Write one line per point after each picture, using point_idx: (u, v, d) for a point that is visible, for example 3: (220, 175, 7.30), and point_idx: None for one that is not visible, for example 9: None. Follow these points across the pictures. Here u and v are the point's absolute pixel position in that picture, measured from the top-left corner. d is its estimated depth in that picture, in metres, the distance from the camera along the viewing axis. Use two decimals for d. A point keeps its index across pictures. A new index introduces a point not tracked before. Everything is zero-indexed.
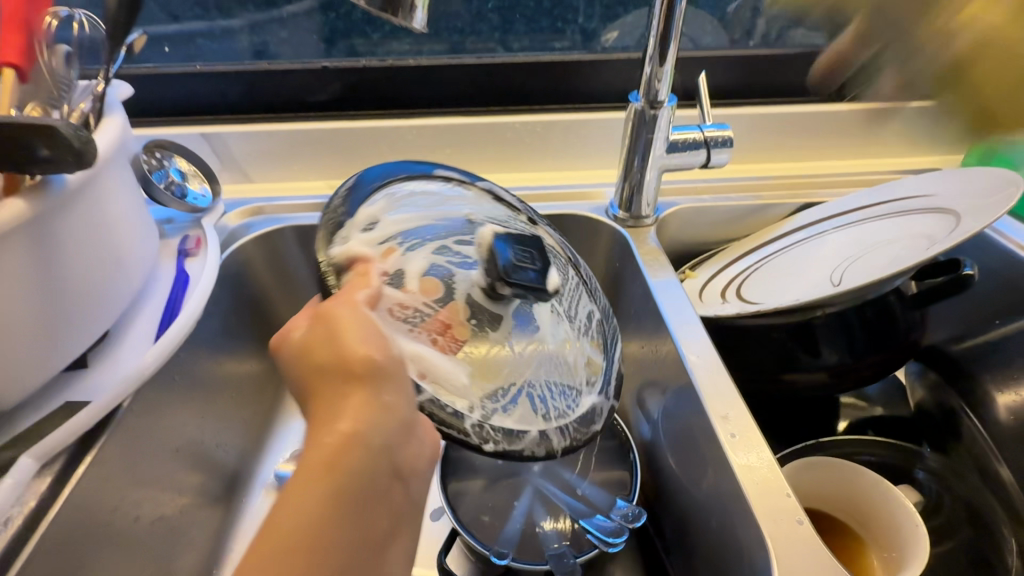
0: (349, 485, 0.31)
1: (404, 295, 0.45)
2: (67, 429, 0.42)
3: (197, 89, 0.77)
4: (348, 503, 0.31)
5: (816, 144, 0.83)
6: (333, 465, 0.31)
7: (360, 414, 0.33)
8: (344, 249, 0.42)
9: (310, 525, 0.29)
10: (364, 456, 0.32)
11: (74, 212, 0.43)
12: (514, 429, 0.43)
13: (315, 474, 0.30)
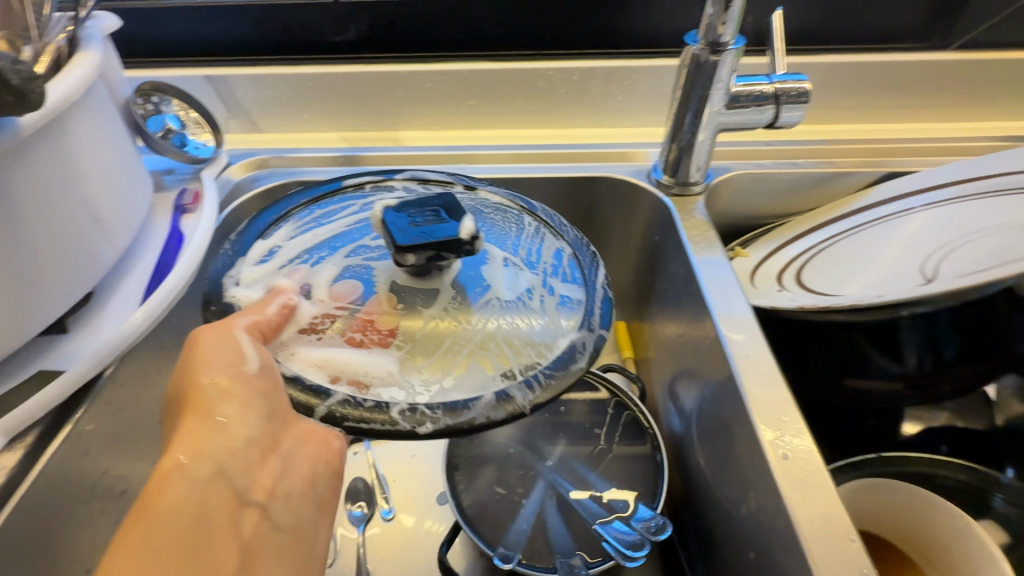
0: (174, 524, 0.30)
1: (314, 305, 0.41)
2: (35, 403, 0.38)
3: (201, 25, 0.70)
4: (174, 543, 0.30)
5: (904, 103, 0.70)
6: (150, 501, 0.31)
7: (195, 442, 0.33)
8: (235, 291, 0.41)
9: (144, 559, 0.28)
10: (193, 485, 0.32)
11: (26, 160, 0.38)
12: (459, 401, 0.35)
13: (141, 513, 0.30)
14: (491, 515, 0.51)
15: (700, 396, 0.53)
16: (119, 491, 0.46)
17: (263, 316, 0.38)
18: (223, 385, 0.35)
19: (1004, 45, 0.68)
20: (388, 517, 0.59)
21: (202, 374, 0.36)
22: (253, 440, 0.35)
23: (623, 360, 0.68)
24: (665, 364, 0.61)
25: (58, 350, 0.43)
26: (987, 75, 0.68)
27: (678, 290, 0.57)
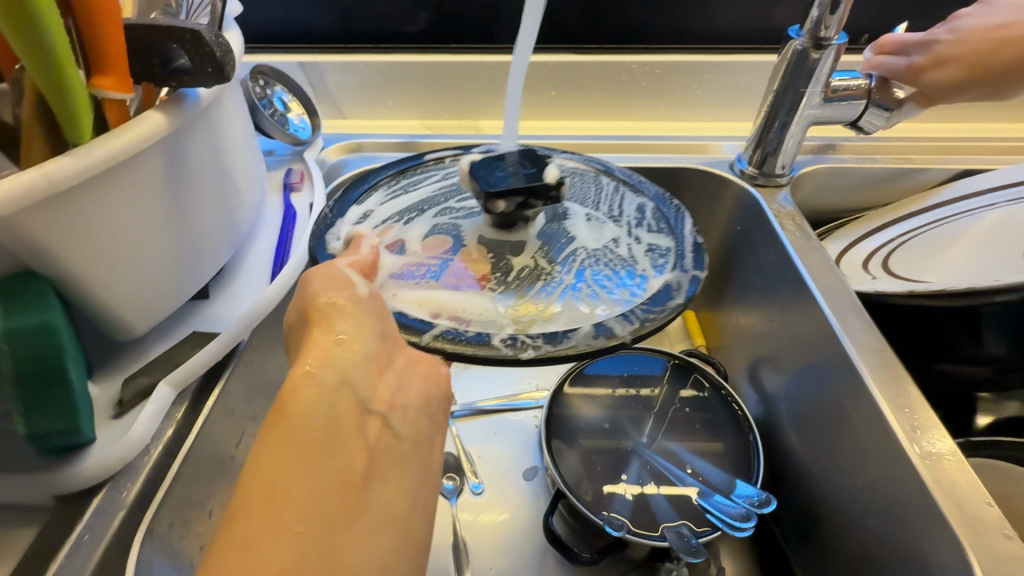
0: (302, 428, 0.27)
1: (409, 256, 0.46)
2: (200, 358, 0.40)
3: (296, 13, 0.72)
4: (307, 448, 0.27)
5: (977, 104, 0.71)
6: (282, 406, 0.28)
7: (315, 355, 0.30)
8: (340, 244, 0.45)
9: (279, 459, 0.26)
10: (323, 391, 0.29)
11: (201, 130, 0.40)
12: (559, 332, 0.39)
13: (276, 415, 0.28)
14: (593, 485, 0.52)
15: (788, 383, 0.55)
16: None
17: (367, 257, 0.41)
18: (337, 303, 0.34)
19: None
20: (479, 491, 0.59)
21: (320, 290, 0.35)
22: (371, 353, 0.32)
23: (696, 347, 0.69)
24: (744, 349, 0.63)
25: (205, 314, 0.45)
26: None
27: (769, 277, 0.59)
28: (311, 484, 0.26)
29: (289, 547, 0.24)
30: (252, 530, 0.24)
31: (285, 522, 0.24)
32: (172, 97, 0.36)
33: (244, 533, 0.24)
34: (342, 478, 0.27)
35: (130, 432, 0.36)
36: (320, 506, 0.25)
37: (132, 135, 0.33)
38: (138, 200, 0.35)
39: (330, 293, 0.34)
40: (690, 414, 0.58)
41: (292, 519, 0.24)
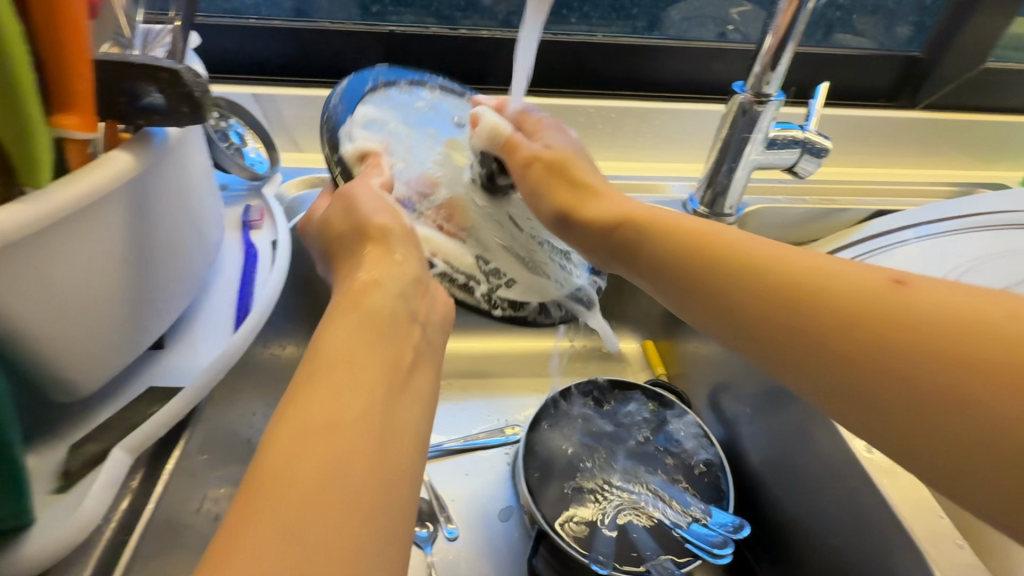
0: (371, 316, 0.34)
1: (411, 186, 0.49)
2: (158, 420, 0.36)
3: (250, 44, 0.70)
4: (375, 329, 0.33)
5: (883, 152, 0.81)
6: (359, 301, 0.35)
7: (377, 268, 0.39)
8: (354, 147, 0.46)
9: (347, 336, 0.32)
10: (386, 299, 0.36)
11: (170, 170, 0.38)
12: (518, 299, 0.49)
13: (345, 308, 0.34)
14: (577, 522, 0.52)
15: (747, 408, 0.59)
16: (209, 518, 0.43)
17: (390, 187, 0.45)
18: (384, 227, 0.41)
19: (959, 107, 0.81)
20: (455, 536, 0.55)
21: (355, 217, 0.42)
22: (415, 278, 0.40)
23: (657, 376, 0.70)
24: (703, 376, 0.66)
25: (162, 367, 0.41)
26: (947, 132, 0.80)
27: None
28: (372, 356, 0.31)
29: (358, 394, 0.29)
30: (332, 379, 0.29)
31: (355, 377, 0.30)
32: (139, 136, 0.34)
33: (326, 379, 0.29)
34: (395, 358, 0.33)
35: (79, 508, 0.31)
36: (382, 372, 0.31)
37: (97, 177, 0.31)
38: (99, 247, 0.33)
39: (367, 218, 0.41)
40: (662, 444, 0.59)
41: (359, 375, 0.30)
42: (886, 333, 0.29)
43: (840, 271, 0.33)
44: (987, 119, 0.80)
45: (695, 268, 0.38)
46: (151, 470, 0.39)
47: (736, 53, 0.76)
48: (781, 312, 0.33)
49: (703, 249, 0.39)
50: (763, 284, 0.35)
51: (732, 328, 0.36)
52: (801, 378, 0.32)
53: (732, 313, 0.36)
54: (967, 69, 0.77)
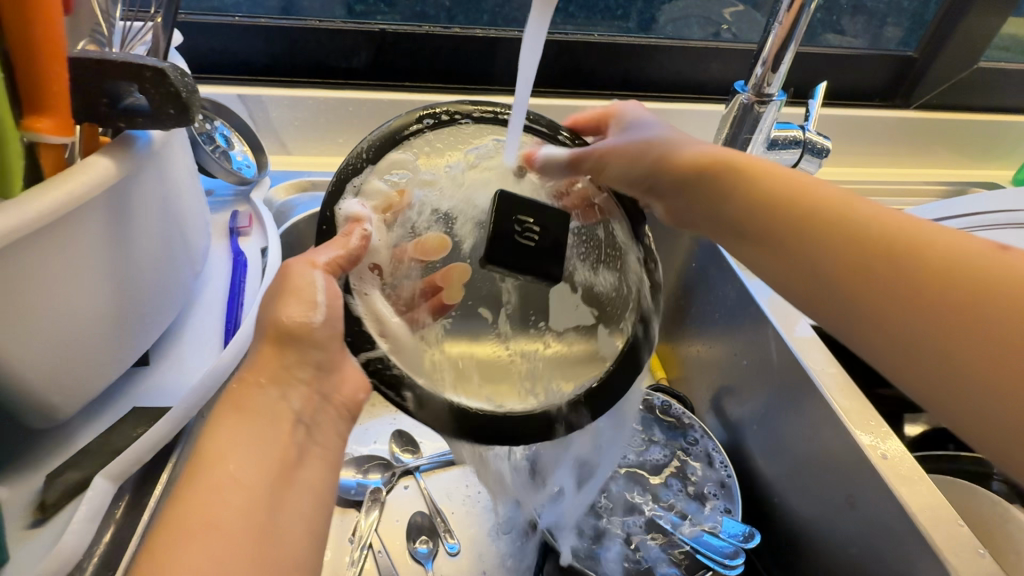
0: (254, 422, 0.31)
1: (390, 250, 0.37)
2: (143, 444, 0.33)
3: (234, 44, 0.67)
4: (253, 435, 0.30)
5: (877, 152, 0.81)
6: (239, 405, 0.31)
7: (267, 368, 0.33)
8: (352, 202, 0.36)
9: (232, 442, 0.30)
10: (267, 399, 0.32)
11: (154, 176, 0.35)
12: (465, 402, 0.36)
13: (229, 409, 0.31)
14: (581, 532, 0.51)
15: (752, 413, 0.58)
16: None
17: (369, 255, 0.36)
18: (299, 321, 0.32)
19: (951, 107, 0.82)
20: (456, 551, 0.53)
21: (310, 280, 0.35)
22: (309, 371, 0.34)
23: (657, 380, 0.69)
24: (705, 380, 0.65)
25: (146, 385, 0.39)
26: (939, 131, 0.81)
27: (729, 311, 0.61)
28: (256, 467, 0.29)
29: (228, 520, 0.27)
30: (201, 502, 0.27)
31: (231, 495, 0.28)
32: (120, 140, 0.32)
33: (194, 500, 0.27)
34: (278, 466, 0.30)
35: (60, 544, 0.29)
36: (260, 485, 0.29)
37: (76, 185, 0.29)
38: (75, 261, 0.30)
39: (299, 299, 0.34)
40: (667, 451, 0.57)
41: (235, 494, 0.28)
42: (949, 280, 0.30)
43: (914, 227, 0.32)
44: (977, 118, 0.81)
45: (767, 209, 0.37)
46: (136, 497, 0.36)
47: (732, 53, 0.75)
48: (862, 250, 0.33)
49: (797, 202, 0.36)
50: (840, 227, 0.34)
51: (800, 256, 0.36)
52: (835, 303, 0.34)
53: (802, 239, 0.36)
54: (959, 69, 0.78)
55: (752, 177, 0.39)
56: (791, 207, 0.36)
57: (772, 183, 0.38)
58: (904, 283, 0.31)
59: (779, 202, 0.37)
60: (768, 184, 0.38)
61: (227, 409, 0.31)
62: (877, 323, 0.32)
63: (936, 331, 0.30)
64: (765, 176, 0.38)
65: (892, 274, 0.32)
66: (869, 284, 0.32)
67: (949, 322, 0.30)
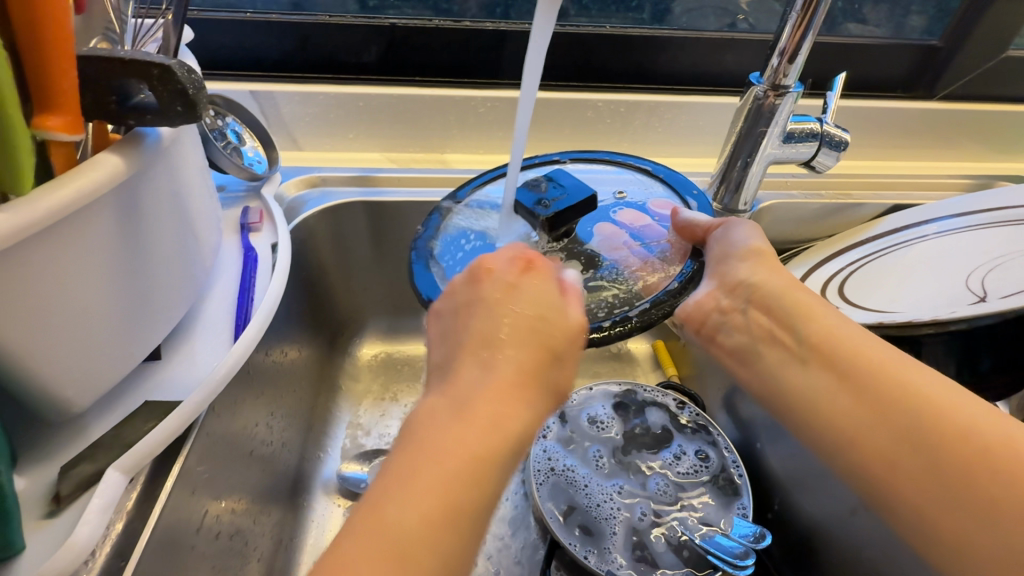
0: (495, 437, 0.29)
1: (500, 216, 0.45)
2: (155, 439, 0.34)
3: (246, 39, 0.67)
4: (496, 458, 0.29)
5: (898, 144, 0.79)
6: (478, 412, 0.30)
7: (519, 394, 0.31)
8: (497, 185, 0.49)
9: (454, 447, 0.28)
10: (502, 411, 0.30)
11: (164, 172, 0.36)
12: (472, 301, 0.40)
13: (463, 408, 0.30)
14: (590, 526, 0.50)
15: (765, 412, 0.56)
16: (212, 535, 0.42)
17: (540, 259, 0.37)
18: (494, 299, 0.35)
19: (978, 98, 0.79)
20: None
21: (516, 278, 0.36)
22: (524, 406, 0.31)
23: (668, 377, 0.68)
24: (715, 377, 0.63)
25: (158, 379, 0.40)
26: (964, 123, 0.78)
27: None
28: (465, 442, 0.29)
29: (430, 492, 0.27)
30: (414, 464, 0.28)
31: (443, 467, 0.28)
32: (130, 137, 0.32)
33: (407, 461, 0.28)
34: (484, 448, 0.29)
35: (73, 535, 0.30)
36: (455, 512, 0.27)
37: (85, 183, 0.29)
38: (85, 258, 0.31)
39: (504, 296, 0.35)
40: (680, 448, 0.56)
41: (435, 494, 0.27)
42: (980, 484, 0.33)
43: (973, 416, 0.35)
44: (1005, 109, 0.78)
45: (844, 361, 0.40)
46: (149, 490, 0.37)
47: (749, 43, 0.73)
48: (898, 414, 0.37)
49: (874, 369, 0.39)
50: (895, 385, 0.37)
51: (850, 392, 0.39)
52: (885, 451, 0.37)
53: (856, 382, 0.39)
54: (988, 58, 0.75)
55: (818, 320, 0.42)
56: (836, 359, 0.40)
57: (847, 344, 0.40)
58: (940, 471, 0.34)
59: (849, 356, 0.40)
60: (832, 337, 0.41)
61: (474, 408, 0.30)
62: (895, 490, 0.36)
63: (956, 511, 0.33)
64: (845, 337, 0.41)
65: (921, 452, 0.35)
66: (907, 455, 0.36)
67: (966, 494, 0.33)
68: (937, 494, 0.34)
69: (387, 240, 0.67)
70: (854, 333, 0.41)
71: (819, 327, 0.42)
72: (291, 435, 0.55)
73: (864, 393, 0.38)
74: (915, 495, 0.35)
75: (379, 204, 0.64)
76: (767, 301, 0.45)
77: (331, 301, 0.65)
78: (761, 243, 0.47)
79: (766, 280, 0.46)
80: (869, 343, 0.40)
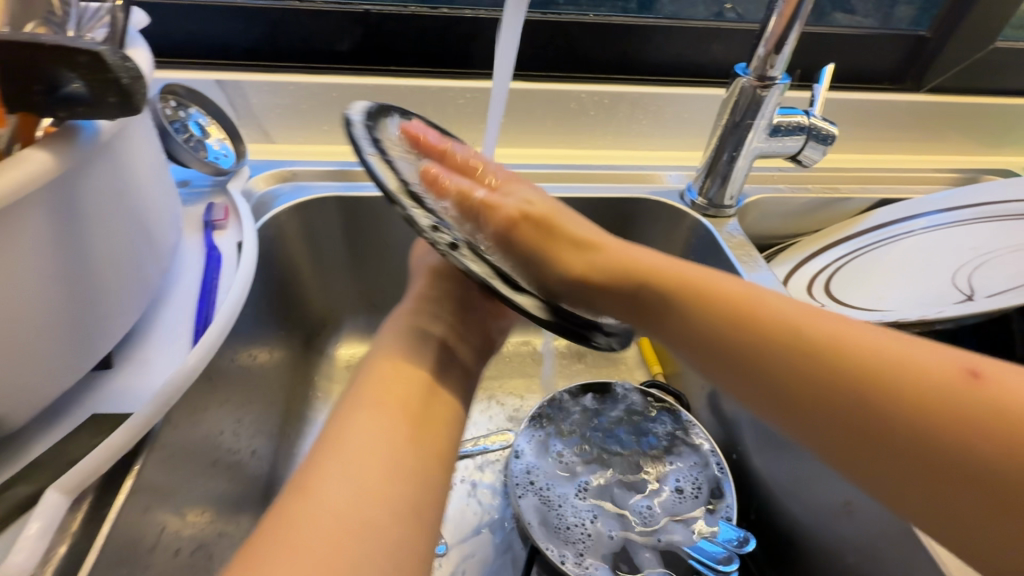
0: (417, 433, 0.31)
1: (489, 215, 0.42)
2: (101, 455, 0.32)
3: (213, 25, 0.64)
4: (415, 454, 0.30)
5: (886, 136, 0.78)
6: (380, 404, 0.32)
7: (417, 385, 0.34)
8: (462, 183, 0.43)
9: (349, 457, 0.29)
10: (399, 404, 0.32)
11: (105, 169, 0.33)
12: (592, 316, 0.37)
13: (363, 411, 0.31)
14: (572, 531, 0.49)
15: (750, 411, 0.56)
16: (172, 551, 0.40)
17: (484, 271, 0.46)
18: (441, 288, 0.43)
19: (965, 89, 0.78)
20: (443, 552, 0.52)
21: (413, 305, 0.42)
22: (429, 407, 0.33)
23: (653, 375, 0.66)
24: (700, 375, 0.62)
25: (108, 390, 0.37)
26: (951, 115, 0.77)
27: None
28: (373, 451, 0.29)
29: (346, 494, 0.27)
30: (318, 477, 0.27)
31: (363, 458, 0.29)
32: (64, 133, 0.30)
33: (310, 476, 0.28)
34: (407, 460, 0.30)
35: (5, 564, 0.28)
36: (361, 509, 0.27)
37: (8, 183, 0.26)
38: (13, 266, 0.28)
39: (423, 316, 0.41)
40: (673, 481, 0.53)
41: (342, 502, 0.27)
42: (961, 441, 0.27)
43: (898, 350, 0.30)
44: (991, 102, 0.77)
45: (750, 338, 0.33)
46: (96, 508, 0.35)
47: (736, 34, 0.71)
48: (832, 394, 0.30)
49: (764, 326, 0.33)
50: (786, 331, 0.33)
51: (773, 397, 0.33)
52: (871, 460, 0.30)
53: (767, 370, 0.33)
54: (976, 49, 0.74)
55: (672, 272, 0.37)
56: (733, 331, 0.34)
57: (732, 312, 0.34)
58: (932, 448, 0.28)
59: (756, 321, 0.34)
60: (723, 314, 0.35)
61: (375, 407, 0.31)
62: (908, 503, 0.29)
63: (962, 486, 0.27)
64: (716, 291, 0.35)
65: (904, 443, 0.29)
66: (882, 452, 0.29)
67: (966, 459, 0.27)
68: (932, 482, 0.28)
69: (364, 236, 0.64)
70: (723, 281, 0.36)
71: (713, 289, 0.36)
72: (262, 441, 0.53)
73: (787, 372, 0.32)
74: (931, 502, 0.28)
75: (355, 199, 0.61)
76: (636, 290, 0.37)
77: (306, 299, 0.63)
78: (531, 206, 0.44)
79: (571, 260, 0.40)
80: (732, 288, 0.36)
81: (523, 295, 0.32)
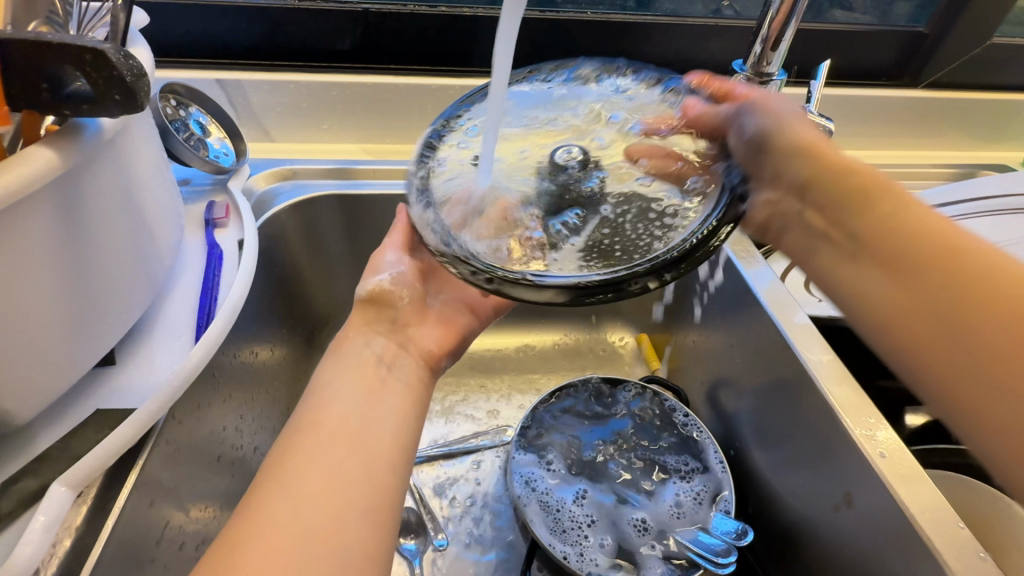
0: (359, 442, 0.32)
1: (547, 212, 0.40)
2: (105, 449, 0.32)
3: (213, 25, 0.64)
4: (359, 458, 0.31)
5: (883, 132, 0.78)
6: (314, 427, 0.32)
7: (360, 398, 0.35)
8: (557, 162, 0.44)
9: (288, 480, 0.30)
10: (334, 420, 0.33)
11: (107, 167, 0.33)
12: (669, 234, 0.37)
13: (299, 436, 0.32)
14: (572, 526, 0.49)
15: (748, 406, 0.56)
16: (176, 545, 0.40)
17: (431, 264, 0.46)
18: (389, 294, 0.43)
19: (962, 85, 0.78)
20: (444, 547, 0.52)
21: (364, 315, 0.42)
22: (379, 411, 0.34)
23: (652, 371, 0.67)
24: (699, 371, 0.62)
25: (112, 386, 0.38)
26: (948, 111, 0.78)
27: (723, 300, 0.59)
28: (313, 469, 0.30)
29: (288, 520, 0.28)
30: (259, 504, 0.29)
31: (300, 481, 0.30)
32: (67, 131, 0.30)
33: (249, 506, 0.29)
34: (347, 469, 0.31)
35: (12, 556, 0.28)
36: (303, 527, 0.28)
37: (13, 181, 0.27)
38: (18, 262, 0.29)
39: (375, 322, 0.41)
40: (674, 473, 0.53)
41: (286, 527, 0.28)
42: None
43: None
44: (988, 97, 0.78)
45: (899, 236, 0.33)
46: (101, 502, 0.35)
47: (734, 31, 0.72)
48: (959, 303, 0.29)
49: (922, 236, 0.32)
50: (945, 243, 0.31)
51: (893, 285, 0.32)
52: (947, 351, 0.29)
53: (903, 261, 0.32)
54: (973, 45, 0.74)
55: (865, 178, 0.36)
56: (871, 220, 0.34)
57: (894, 216, 0.34)
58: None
59: (915, 229, 0.33)
60: (881, 219, 0.34)
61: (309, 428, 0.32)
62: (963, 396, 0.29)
63: None
64: (902, 206, 0.34)
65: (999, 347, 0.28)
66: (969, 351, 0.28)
67: None
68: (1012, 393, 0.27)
69: (364, 234, 0.65)
70: (912, 202, 0.34)
71: (902, 208, 0.34)
72: (265, 437, 0.53)
73: (924, 273, 0.31)
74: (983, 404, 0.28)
75: (355, 197, 0.62)
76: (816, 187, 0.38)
77: (308, 297, 0.63)
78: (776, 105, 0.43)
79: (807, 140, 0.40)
80: (919, 210, 0.34)
81: (533, 290, 0.33)
